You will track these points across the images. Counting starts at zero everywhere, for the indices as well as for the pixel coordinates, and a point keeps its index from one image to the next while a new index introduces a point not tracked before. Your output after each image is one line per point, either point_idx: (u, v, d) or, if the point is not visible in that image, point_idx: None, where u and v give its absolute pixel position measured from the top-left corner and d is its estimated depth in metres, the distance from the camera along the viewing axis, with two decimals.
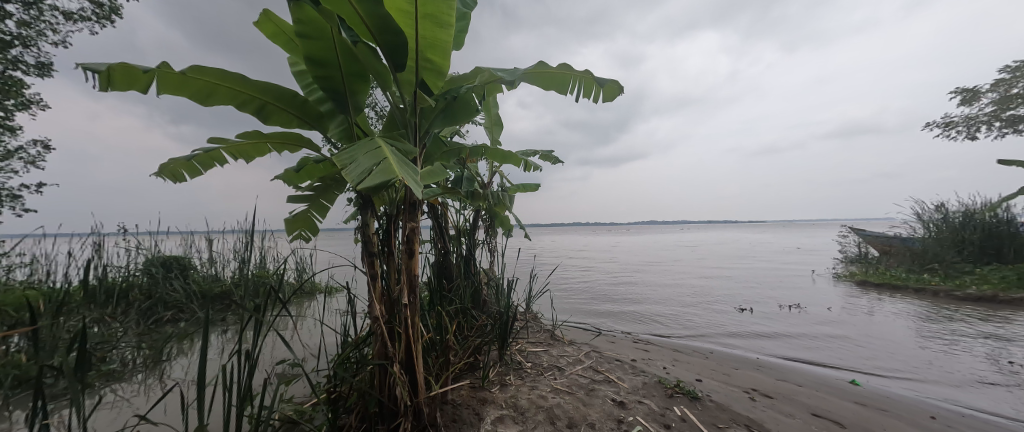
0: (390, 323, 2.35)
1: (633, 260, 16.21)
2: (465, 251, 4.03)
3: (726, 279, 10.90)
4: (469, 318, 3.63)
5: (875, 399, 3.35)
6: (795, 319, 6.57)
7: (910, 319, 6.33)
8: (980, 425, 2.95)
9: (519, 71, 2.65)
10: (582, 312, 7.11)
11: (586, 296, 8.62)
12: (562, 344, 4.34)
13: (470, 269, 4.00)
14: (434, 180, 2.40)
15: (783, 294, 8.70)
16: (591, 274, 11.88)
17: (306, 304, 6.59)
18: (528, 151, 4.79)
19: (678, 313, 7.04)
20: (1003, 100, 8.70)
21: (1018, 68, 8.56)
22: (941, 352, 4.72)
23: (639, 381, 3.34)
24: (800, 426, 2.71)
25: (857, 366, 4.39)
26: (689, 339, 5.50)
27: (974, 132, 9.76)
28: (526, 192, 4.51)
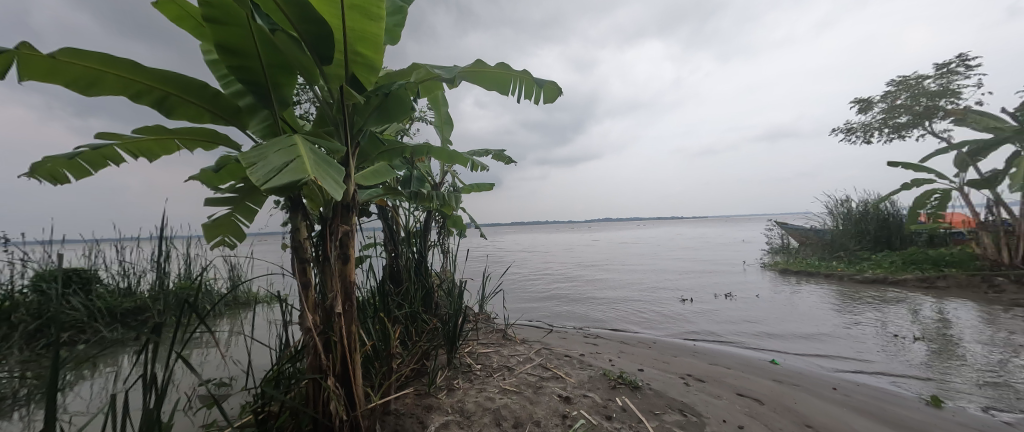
0: (324, 333, 2.18)
1: (587, 257, 16.83)
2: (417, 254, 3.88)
3: (670, 272, 11.68)
4: (418, 323, 3.51)
5: (790, 376, 3.75)
6: (728, 306, 7.21)
7: (821, 302, 7.17)
8: (870, 392, 3.41)
9: (457, 69, 2.58)
10: (538, 310, 7.25)
11: (541, 293, 8.79)
12: (513, 343, 4.36)
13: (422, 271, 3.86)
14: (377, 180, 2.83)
15: (718, 284, 9.49)
16: (547, 272, 12.12)
17: (238, 316, 6.05)
18: (479, 150, 4.68)
19: (626, 306, 7.42)
20: (890, 109, 10.13)
21: (901, 82, 10.01)
22: (845, 330, 5.39)
23: (585, 375, 3.45)
24: (725, 406, 2.94)
25: (778, 345, 4.90)
26: (637, 330, 5.80)
27: (868, 137, 11.27)
28: (481, 191, 4.45)
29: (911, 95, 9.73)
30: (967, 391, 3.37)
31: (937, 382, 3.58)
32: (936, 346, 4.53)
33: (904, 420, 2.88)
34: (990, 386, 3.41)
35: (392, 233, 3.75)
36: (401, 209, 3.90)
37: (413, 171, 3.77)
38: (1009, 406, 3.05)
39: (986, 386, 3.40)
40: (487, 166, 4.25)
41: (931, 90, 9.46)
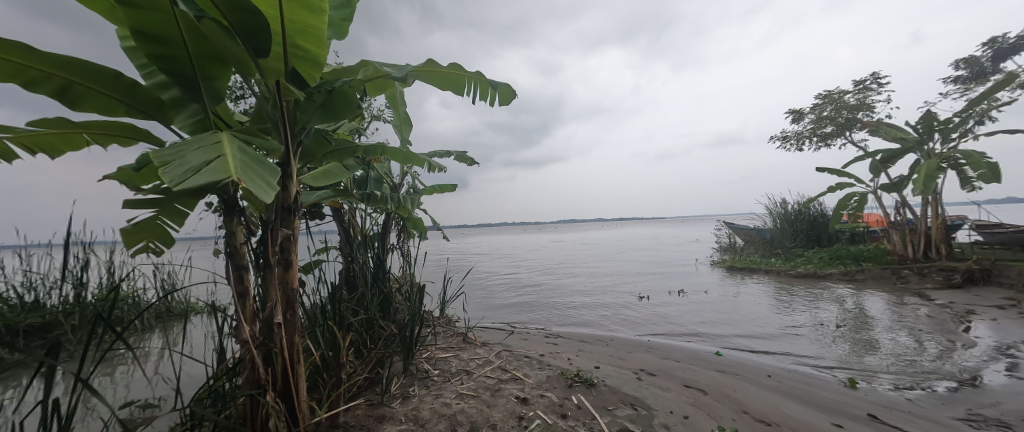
0: (263, 345, 2.00)
1: (550, 258, 17.08)
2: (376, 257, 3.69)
3: (629, 271, 12.13)
4: (374, 330, 3.31)
5: (731, 366, 4.02)
6: (680, 302, 7.61)
7: (762, 296, 7.77)
8: (799, 377, 3.74)
9: (409, 68, 2.52)
10: (500, 311, 7.25)
11: (505, 295, 8.80)
12: (473, 346, 4.30)
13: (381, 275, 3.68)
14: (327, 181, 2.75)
15: (673, 281, 9.99)
16: (511, 273, 12.16)
17: (170, 329, 5.50)
18: (441, 151, 4.56)
19: (587, 305, 7.60)
20: (818, 120, 11.21)
21: (827, 96, 11.11)
22: (782, 321, 5.87)
23: (543, 375, 3.48)
24: (673, 398, 3.09)
25: (723, 338, 5.23)
26: (596, 328, 5.96)
27: (800, 145, 12.40)
28: (443, 192, 4.33)
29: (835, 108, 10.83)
30: (878, 373, 3.79)
31: (854, 366, 3.99)
32: (855, 333, 5.05)
33: (825, 401, 3.18)
34: (895, 368, 3.86)
35: (348, 236, 3.55)
36: (357, 212, 3.70)
37: (370, 172, 3.60)
38: (911, 384, 3.47)
39: (892, 368, 3.84)
40: (445, 167, 4.15)
41: (850, 104, 10.57)
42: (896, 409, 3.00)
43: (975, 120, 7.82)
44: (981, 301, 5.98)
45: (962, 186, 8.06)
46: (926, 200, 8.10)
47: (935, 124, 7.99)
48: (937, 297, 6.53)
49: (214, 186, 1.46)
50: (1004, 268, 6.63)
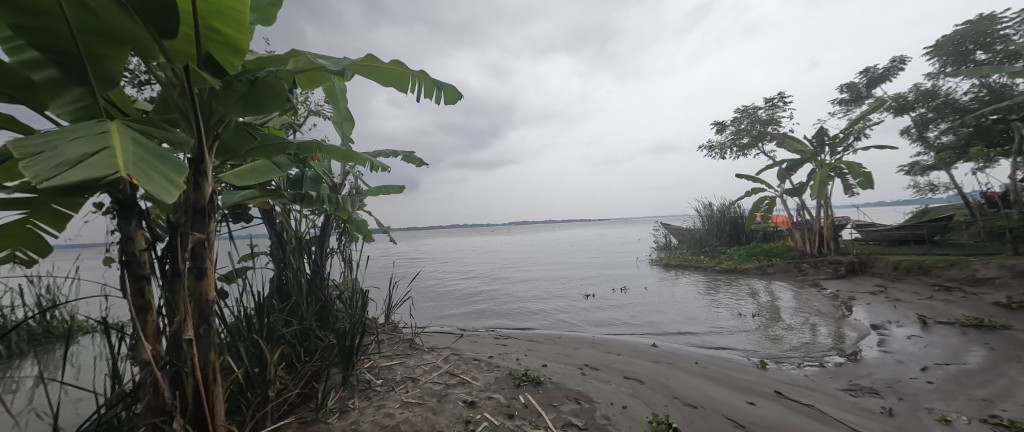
0: (171, 365, 1.73)
1: (500, 259, 17.18)
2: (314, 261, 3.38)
3: (577, 271, 12.57)
4: (309, 342, 3.03)
5: (665, 356, 4.33)
6: (622, 299, 8.05)
7: (693, 291, 8.48)
8: (721, 362, 4.13)
9: (346, 61, 2.39)
10: (448, 315, 7.13)
11: (454, 298, 8.66)
12: (421, 352, 4.15)
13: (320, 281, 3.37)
14: (253, 182, 2.48)
15: (616, 279, 10.54)
16: (461, 276, 12.02)
17: (49, 353, 4.63)
18: (388, 151, 4.36)
19: (536, 305, 7.74)
20: (737, 132, 12.54)
21: (744, 110, 12.46)
22: (708, 313, 6.45)
23: (492, 376, 3.47)
24: (613, 390, 3.25)
25: (659, 330, 5.63)
26: (543, 328, 6.09)
27: (723, 154, 13.77)
28: (390, 194, 4.11)
29: (750, 122, 12.19)
30: (783, 354, 4.31)
31: (765, 350, 4.51)
32: (766, 321, 5.70)
33: (741, 382, 3.55)
34: (796, 349, 4.43)
35: (280, 240, 3.22)
36: (291, 213, 3.37)
37: (307, 171, 3.32)
38: (809, 362, 4.00)
39: (793, 350, 4.41)
40: (389, 167, 3.95)
41: (763, 118, 11.98)
42: (796, 385, 3.44)
43: (854, 136, 9.27)
44: (861, 288, 7.07)
45: (846, 191, 9.48)
46: (820, 203, 9.41)
47: (825, 139, 9.33)
48: (828, 286, 7.61)
49: (98, 184, 1.26)
50: (875, 259, 7.91)
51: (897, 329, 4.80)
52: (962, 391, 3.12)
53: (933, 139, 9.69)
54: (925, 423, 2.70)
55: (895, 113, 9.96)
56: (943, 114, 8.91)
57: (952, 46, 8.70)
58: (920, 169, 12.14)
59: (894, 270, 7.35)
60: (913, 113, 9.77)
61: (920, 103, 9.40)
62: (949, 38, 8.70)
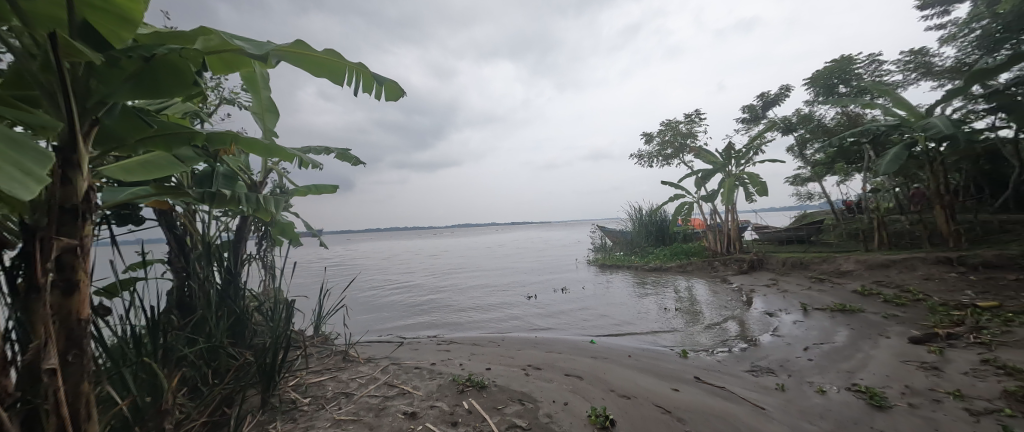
0: (23, 403, 1.37)
1: (442, 263, 16.82)
2: (227, 269, 2.94)
3: (519, 273, 12.74)
4: (220, 362, 2.63)
5: (602, 351, 4.54)
6: (561, 298, 8.32)
7: (625, 289, 9.05)
8: (651, 354, 4.43)
9: (270, 46, 2.14)
10: (385, 323, 6.77)
11: (392, 305, 8.25)
12: (356, 365, 3.86)
13: (234, 292, 2.94)
14: (145, 176, 2.10)
15: (556, 280, 10.86)
16: (399, 281, 11.53)
17: None
18: (318, 147, 4.00)
19: (477, 309, 7.68)
20: (662, 143, 13.72)
21: (667, 124, 13.69)
22: (637, 309, 6.94)
23: (434, 384, 3.34)
24: (556, 388, 3.33)
25: (594, 327, 5.91)
26: (482, 331, 6.05)
27: (651, 162, 14.97)
28: (320, 194, 3.77)
29: (673, 134, 13.41)
30: (701, 343, 4.78)
31: (686, 340, 4.96)
32: (686, 314, 6.28)
33: (668, 371, 3.85)
34: (712, 338, 4.93)
35: (182, 245, 2.72)
36: (197, 215, 2.90)
37: (219, 167, 2.89)
38: (721, 349, 4.48)
39: (709, 339, 4.90)
40: (321, 164, 3.62)
41: (683, 132, 13.25)
42: (712, 370, 3.81)
43: (753, 152, 10.64)
44: (760, 282, 8.10)
45: (747, 199, 10.84)
46: (728, 208, 10.63)
47: (732, 153, 10.59)
48: (735, 281, 8.62)
49: None
50: (769, 256, 9.15)
51: (787, 316, 5.58)
52: (833, 365, 3.71)
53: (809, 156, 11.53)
54: (807, 395, 3.16)
55: (784, 132, 11.66)
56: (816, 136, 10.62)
57: (822, 80, 10.42)
58: (800, 181, 14.37)
59: (782, 265, 8.51)
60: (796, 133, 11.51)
61: (800, 125, 11.11)
62: (820, 73, 10.41)
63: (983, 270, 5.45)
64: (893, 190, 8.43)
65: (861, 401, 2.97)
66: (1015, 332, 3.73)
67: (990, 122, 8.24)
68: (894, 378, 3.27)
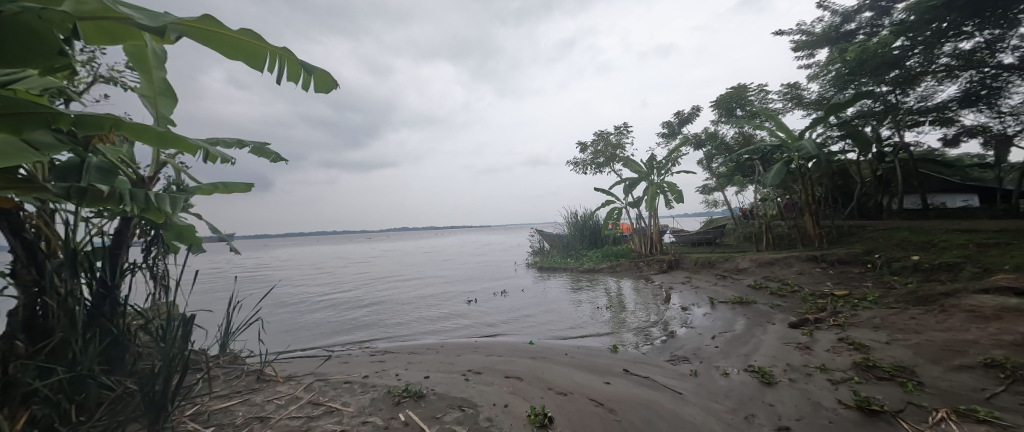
0: None
1: (376, 269, 15.91)
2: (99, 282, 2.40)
3: (458, 277, 12.54)
4: (87, 396, 2.13)
5: (540, 352, 4.63)
6: (499, 302, 8.34)
7: (561, 290, 9.37)
8: (585, 351, 4.62)
9: (169, 18, 1.89)
10: (308, 335, 6.19)
11: (317, 315, 7.59)
12: (273, 385, 3.45)
13: (110, 309, 2.42)
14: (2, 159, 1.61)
15: (495, 284, 10.88)
16: (326, 289, 10.64)
17: None
18: (228, 139, 3.54)
19: (412, 315, 7.38)
20: (595, 152, 14.53)
21: (600, 134, 14.54)
22: (569, 309, 7.20)
23: (367, 398, 3.13)
24: (496, 391, 3.30)
25: (531, 328, 6.01)
26: (414, 338, 5.82)
27: (585, 170, 15.76)
28: (230, 192, 3.32)
29: (604, 144, 14.27)
30: (629, 338, 5.10)
31: (615, 336, 5.27)
32: (613, 312, 6.68)
33: (600, 366, 4.03)
34: (638, 333, 5.30)
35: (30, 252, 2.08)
36: (60, 216, 2.30)
37: (91, 158, 2.38)
38: (644, 342, 4.82)
39: (635, 334, 5.27)
40: (232, 159, 3.19)
41: (613, 142, 14.17)
42: (639, 362, 4.08)
43: (671, 164, 11.74)
44: (678, 280, 8.94)
45: (666, 205, 11.88)
46: (652, 213, 11.59)
47: (654, 163, 11.58)
48: (656, 280, 9.39)
49: None
50: (683, 257, 10.13)
51: (699, 309, 6.21)
52: (734, 350, 4.20)
53: (714, 169, 13.08)
54: (714, 378, 3.53)
55: (697, 147, 13.07)
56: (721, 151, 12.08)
57: (724, 104, 11.89)
58: (708, 190, 16.23)
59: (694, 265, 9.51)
60: (705, 149, 12.98)
61: (708, 141, 12.55)
62: (722, 97, 11.89)
63: (838, 264, 6.60)
64: (776, 199, 9.86)
65: (755, 379, 3.39)
66: (859, 314, 4.57)
67: (843, 146, 10.09)
68: (779, 357, 3.80)
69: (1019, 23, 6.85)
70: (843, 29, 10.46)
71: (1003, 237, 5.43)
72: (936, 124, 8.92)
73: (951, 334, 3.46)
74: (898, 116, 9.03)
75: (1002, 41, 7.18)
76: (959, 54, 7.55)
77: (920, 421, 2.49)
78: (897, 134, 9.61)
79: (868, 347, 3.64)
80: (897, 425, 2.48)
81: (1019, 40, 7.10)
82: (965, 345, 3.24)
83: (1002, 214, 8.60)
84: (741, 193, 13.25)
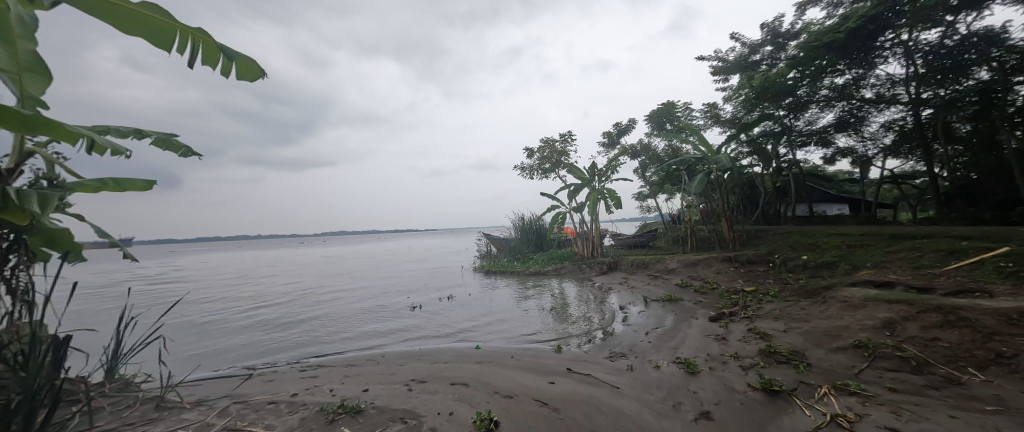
0: None
1: (308, 276, 14.69)
2: None
3: (401, 283, 12.04)
4: None
5: (485, 356, 4.59)
6: (445, 307, 8.16)
7: (508, 293, 9.43)
8: (530, 353, 4.68)
9: None
10: (226, 352, 5.51)
11: (237, 328, 6.80)
12: (178, 412, 2.99)
13: None
14: None
15: (441, 289, 10.63)
16: (248, 300, 9.57)
17: None
18: (123, 127, 3.04)
19: (350, 324, 6.93)
20: (541, 158, 14.90)
21: (545, 141, 14.96)
22: (514, 312, 7.25)
23: (295, 419, 2.85)
24: (440, 399, 3.19)
25: (476, 333, 5.96)
26: (349, 349, 5.45)
27: (531, 175, 16.09)
28: (124, 189, 2.83)
29: (550, 151, 14.70)
30: (571, 338, 5.27)
31: (558, 336, 5.42)
32: (556, 313, 6.86)
33: (544, 366, 4.11)
34: (579, 332, 5.50)
35: None
36: None
37: None
38: (585, 341, 5.00)
39: (576, 333, 5.46)
40: (127, 150, 2.73)
41: (559, 149, 14.66)
42: (580, 361, 4.24)
43: (611, 171, 12.43)
44: (616, 280, 9.47)
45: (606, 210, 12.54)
46: (593, 218, 12.16)
47: (596, 171, 12.19)
48: (597, 281, 9.85)
49: None
50: (620, 259, 10.74)
51: (634, 308, 6.62)
52: (664, 344, 4.54)
53: (647, 177, 14.11)
54: (647, 371, 3.77)
55: (634, 156, 14.01)
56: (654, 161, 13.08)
57: (656, 118, 12.91)
58: (642, 197, 17.47)
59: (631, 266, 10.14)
60: (640, 158, 13.95)
61: (642, 152, 13.51)
62: (654, 112, 12.91)
63: (748, 263, 7.46)
64: (699, 206, 10.88)
65: (681, 370, 3.69)
66: (764, 307, 5.20)
67: (751, 161, 11.48)
68: (701, 349, 4.17)
69: (876, 65, 8.38)
70: (750, 59, 11.95)
71: (866, 239, 6.54)
72: (819, 145, 10.50)
73: (832, 321, 4.07)
74: (792, 136, 10.51)
75: (865, 78, 8.74)
76: (835, 87, 8.98)
77: (809, 397, 2.89)
78: (792, 152, 11.18)
79: (770, 335, 4.15)
80: (793, 402, 2.85)
81: (876, 79, 8.69)
82: (841, 330, 3.83)
83: (866, 220, 10.38)
84: (671, 200, 14.44)
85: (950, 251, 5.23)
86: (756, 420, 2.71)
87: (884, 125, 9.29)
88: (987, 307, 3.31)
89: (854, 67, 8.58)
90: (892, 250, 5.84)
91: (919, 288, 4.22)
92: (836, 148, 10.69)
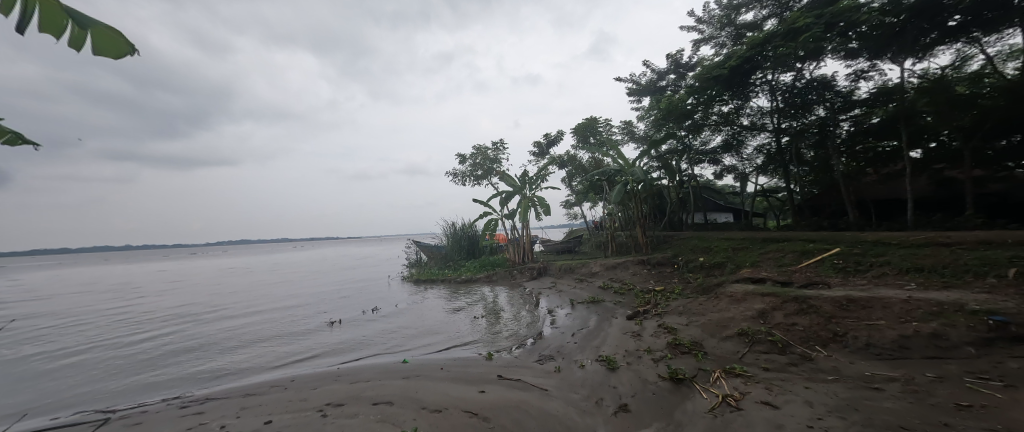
0: None
1: (199, 295, 12.54)
2: None
3: (320, 297, 10.97)
4: None
5: (411, 370, 4.35)
6: (369, 321, 7.60)
7: (438, 303, 9.15)
8: (459, 362, 4.55)
9: None
10: (74, 397, 4.39)
11: (94, 368, 5.46)
12: None
13: None
14: None
15: (365, 302, 9.91)
16: (114, 331, 7.82)
17: None
18: None
19: (253, 349, 6.05)
20: (473, 165, 14.85)
21: (477, 148, 14.94)
22: (444, 322, 7.05)
23: None
24: (361, 423, 2.92)
25: (403, 346, 5.65)
26: (249, 377, 4.74)
27: (463, 181, 15.90)
28: None
29: (481, 158, 14.73)
30: (501, 344, 5.28)
31: (489, 343, 5.40)
32: (487, 320, 6.84)
33: (474, 375, 4.03)
34: (509, 338, 5.54)
35: None
36: None
37: None
38: (515, 347, 5.04)
39: (506, 339, 5.48)
40: None
41: (491, 157, 14.79)
42: (510, 366, 4.25)
43: (540, 180, 12.88)
44: (545, 284, 9.81)
45: (536, 217, 12.93)
46: (524, 225, 12.46)
47: (526, 179, 12.51)
48: (527, 286, 10.09)
49: None
50: (549, 264, 11.15)
51: (561, 310, 6.91)
52: (588, 343, 4.79)
53: (573, 186, 14.95)
54: (573, 371, 3.92)
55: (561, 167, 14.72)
56: (579, 171, 13.93)
57: (580, 132, 13.78)
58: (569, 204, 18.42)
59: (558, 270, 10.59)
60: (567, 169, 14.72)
61: (568, 162, 14.27)
62: (579, 126, 13.76)
63: (658, 265, 8.29)
64: (617, 214, 11.83)
65: (603, 367, 3.91)
66: (670, 304, 5.80)
67: (659, 174, 12.86)
68: (619, 345, 4.49)
69: (750, 97, 10.02)
70: (658, 84, 13.50)
71: (746, 243, 7.72)
72: (711, 162, 12.25)
73: (722, 313, 4.69)
74: (691, 154, 12.08)
75: (743, 108, 10.38)
76: (722, 114, 10.60)
77: (706, 381, 3.26)
78: (691, 168, 12.81)
79: (675, 329, 4.63)
80: (693, 387, 3.19)
81: (751, 109, 10.40)
82: (728, 320, 4.42)
83: (745, 226, 12.35)
84: (594, 208, 15.49)
85: (803, 251, 6.41)
86: (665, 407, 2.98)
87: (757, 149, 11.19)
88: (827, 295, 4.10)
89: (735, 98, 10.15)
90: (764, 251, 6.97)
91: (783, 282, 5.09)
92: (723, 166, 12.55)
